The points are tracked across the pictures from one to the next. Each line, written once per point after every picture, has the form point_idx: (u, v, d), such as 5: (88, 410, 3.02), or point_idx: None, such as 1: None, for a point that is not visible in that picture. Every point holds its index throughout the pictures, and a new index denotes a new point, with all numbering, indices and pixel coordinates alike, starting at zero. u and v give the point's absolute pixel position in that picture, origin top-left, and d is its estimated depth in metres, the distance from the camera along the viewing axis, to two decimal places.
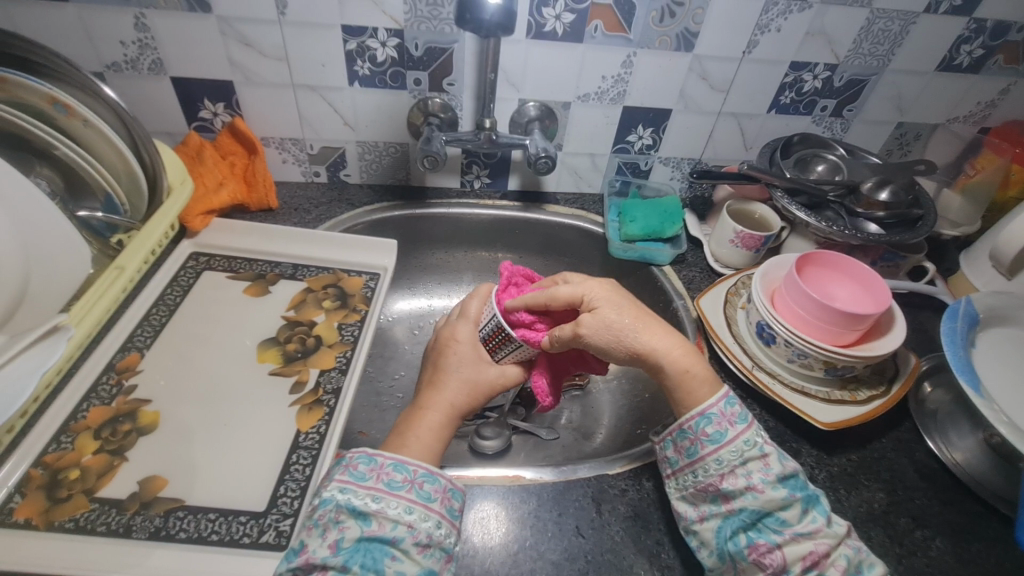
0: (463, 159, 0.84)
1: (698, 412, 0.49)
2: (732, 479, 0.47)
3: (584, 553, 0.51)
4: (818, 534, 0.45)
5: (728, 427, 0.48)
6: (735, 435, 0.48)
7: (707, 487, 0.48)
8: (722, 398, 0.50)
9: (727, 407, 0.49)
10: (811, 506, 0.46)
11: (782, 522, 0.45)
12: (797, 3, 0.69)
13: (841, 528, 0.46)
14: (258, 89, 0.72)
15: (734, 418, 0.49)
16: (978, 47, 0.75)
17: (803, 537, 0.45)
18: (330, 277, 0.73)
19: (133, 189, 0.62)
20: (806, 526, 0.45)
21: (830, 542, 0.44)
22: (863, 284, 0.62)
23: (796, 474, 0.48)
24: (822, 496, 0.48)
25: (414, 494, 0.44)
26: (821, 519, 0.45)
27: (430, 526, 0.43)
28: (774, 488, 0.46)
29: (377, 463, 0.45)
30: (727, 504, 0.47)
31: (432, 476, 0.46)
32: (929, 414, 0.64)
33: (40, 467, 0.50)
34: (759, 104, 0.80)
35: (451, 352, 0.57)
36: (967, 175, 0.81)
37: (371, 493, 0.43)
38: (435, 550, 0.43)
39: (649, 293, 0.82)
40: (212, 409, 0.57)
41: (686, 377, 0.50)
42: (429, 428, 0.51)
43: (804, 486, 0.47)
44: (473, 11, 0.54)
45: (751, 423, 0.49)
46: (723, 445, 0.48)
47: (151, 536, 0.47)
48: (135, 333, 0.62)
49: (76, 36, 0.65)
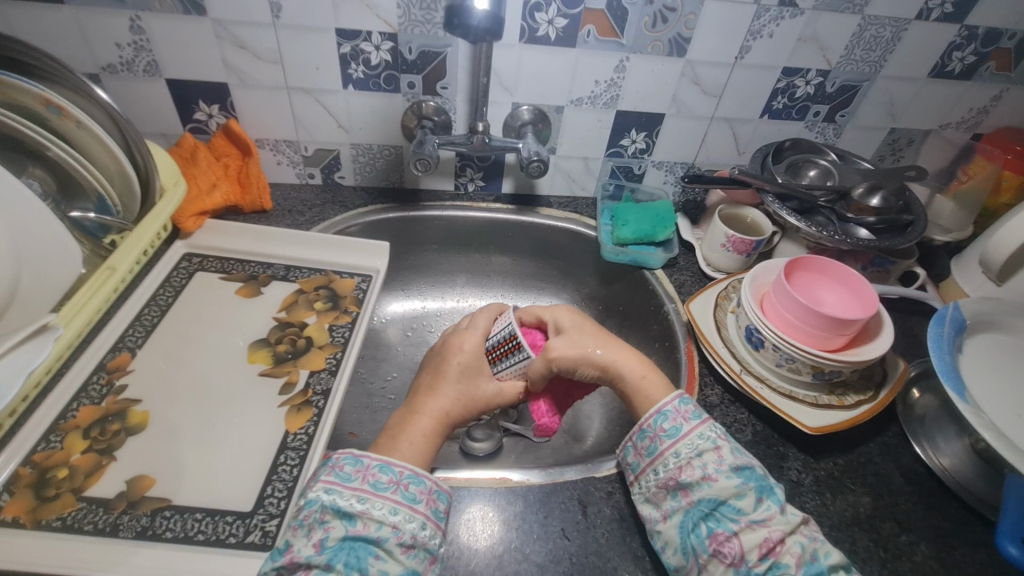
0: (457, 161, 0.84)
1: (657, 409, 0.52)
2: (689, 471, 0.48)
3: (569, 555, 0.51)
4: (772, 521, 0.45)
5: (682, 422, 0.50)
6: (690, 429, 0.50)
7: (667, 482, 0.49)
8: (677, 398, 0.52)
9: (681, 404, 0.52)
10: (766, 495, 0.46)
11: (737, 511, 0.45)
12: (789, 10, 0.69)
13: (797, 516, 0.46)
14: (252, 91, 0.73)
15: (689, 414, 0.51)
16: (970, 54, 0.75)
17: (758, 525, 0.45)
18: (322, 279, 0.73)
19: (126, 190, 0.62)
20: (760, 514, 0.45)
21: (785, 529, 0.44)
22: (850, 289, 0.62)
23: (752, 466, 0.48)
24: (778, 486, 0.48)
25: (399, 495, 0.45)
26: (775, 507, 0.46)
27: (415, 527, 0.44)
28: (728, 476, 0.47)
29: (363, 464, 0.46)
30: (687, 497, 0.48)
31: (418, 478, 0.46)
32: (916, 419, 0.64)
33: (29, 466, 0.50)
34: (751, 109, 0.80)
35: (452, 364, 0.55)
36: (959, 181, 0.81)
37: (357, 493, 0.44)
38: (419, 551, 0.43)
39: (640, 297, 0.82)
40: (201, 409, 0.57)
41: (646, 381, 0.54)
42: (417, 434, 0.50)
43: (760, 477, 0.47)
44: (462, 16, 0.54)
45: (706, 419, 0.51)
46: (678, 439, 0.50)
47: (137, 535, 0.47)
48: (127, 333, 0.63)
49: (72, 38, 0.66)
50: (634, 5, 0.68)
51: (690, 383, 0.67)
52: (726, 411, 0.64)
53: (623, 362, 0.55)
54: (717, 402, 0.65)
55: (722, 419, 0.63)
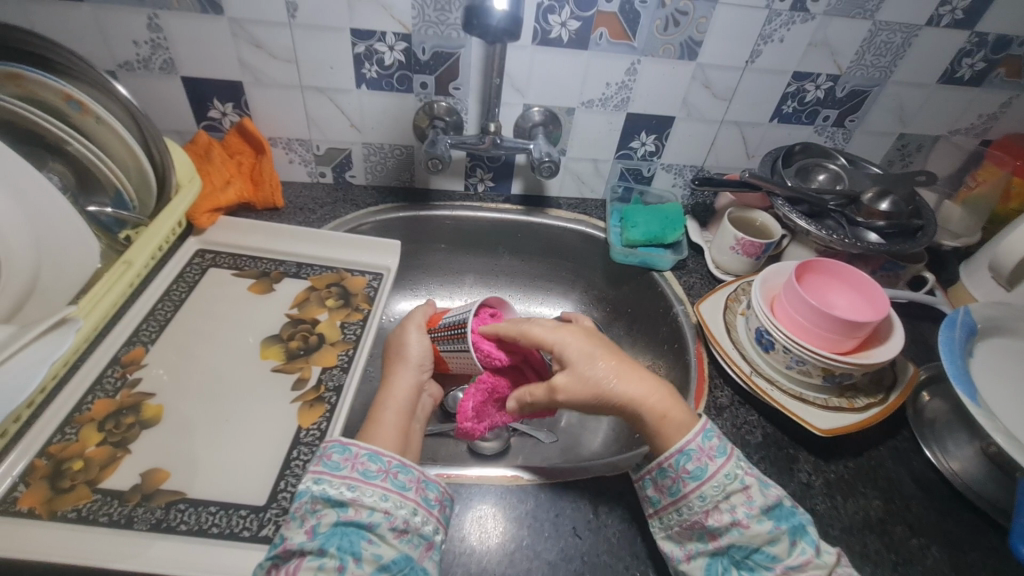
0: (467, 162, 0.85)
1: (678, 448, 0.49)
2: (717, 516, 0.46)
3: (581, 554, 0.51)
4: (808, 566, 0.44)
5: (708, 461, 0.48)
6: (715, 470, 0.47)
7: (692, 524, 0.48)
8: (700, 433, 0.49)
9: (705, 441, 0.49)
10: (800, 536, 0.45)
11: (771, 558, 0.44)
12: (800, 15, 0.70)
13: (830, 555, 0.45)
14: (266, 90, 0.74)
15: (713, 452, 0.48)
16: (980, 60, 0.75)
17: (793, 570, 0.44)
18: (334, 276, 0.74)
19: (143, 185, 0.63)
20: (796, 558, 0.44)
21: (821, 573, 0.44)
22: (862, 292, 0.62)
23: (782, 502, 0.47)
24: (812, 523, 0.47)
25: (389, 483, 0.45)
26: (810, 550, 0.45)
27: (406, 513, 0.44)
28: (759, 521, 0.45)
29: (351, 453, 0.46)
30: (715, 541, 0.46)
31: (406, 467, 0.47)
32: (926, 423, 0.64)
33: (44, 457, 0.51)
34: (761, 113, 0.80)
35: (403, 344, 0.59)
36: (967, 187, 0.82)
37: (345, 481, 0.44)
38: (413, 536, 0.44)
39: (649, 298, 0.82)
40: (214, 403, 0.58)
41: (663, 423, 0.49)
42: (396, 410, 0.53)
43: (791, 514, 0.46)
44: (480, 17, 0.55)
45: (731, 456, 0.48)
46: (705, 480, 0.47)
47: (152, 528, 0.47)
48: (140, 328, 0.63)
49: (90, 35, 0.66)
50: (647, 7, 0.68)
51: (700, 384, 0.67)
52: (736, 413, 0.64)
53: (637, 397, 0.50)
54: (727, 404, 0.65)
55: (732, 420, 0.63)
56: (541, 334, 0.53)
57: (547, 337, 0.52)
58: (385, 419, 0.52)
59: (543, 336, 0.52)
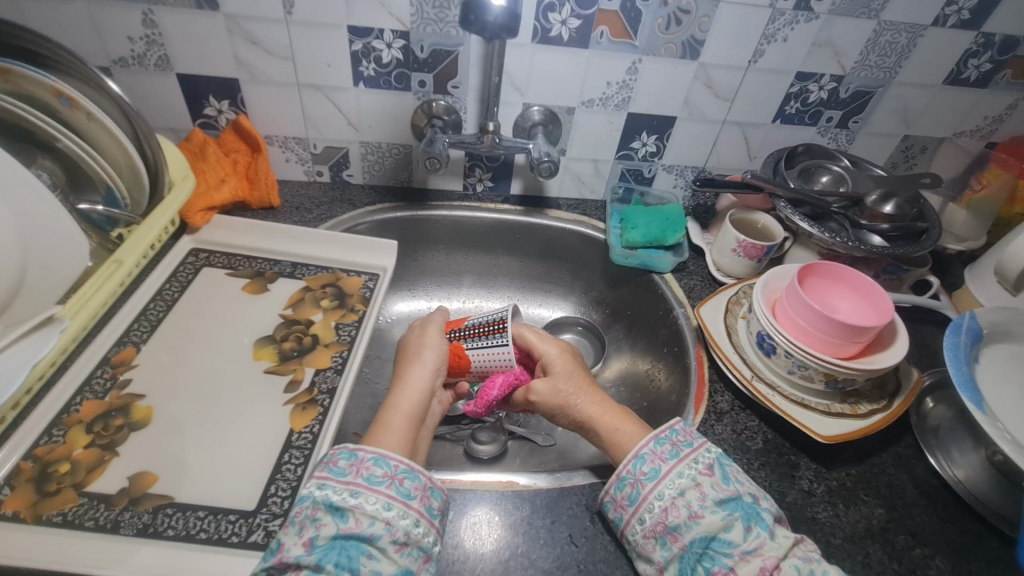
0: (466, 161, 0.84)
1: (635, 453, 0.50)
2: (675, 512, 0.46)
3: (577, 562, 0.50)
4: (764, 550, 0.43)
5: (660, 464, 0.49)
6: (668, 470, 0.48)
7: (654, 529, 0.47)
8: (651, 440, 0.51)
9: (657, 446, 0.50)
10: (754, 522, 0.44)
11: (728, 545, 0.43)
12: (804, 14, 0.69)
13: (789, 539, 0.44)
14: (263, 87, 0.73)
15: (665, 454, 0.49)
16: (986, 61, 0.74)
17: (750, 555, 0.43)
18: (329, 276, 0.73)
19: (136, 183, 0.62)
20: (751, 543, 0.43)
21: (778, 555, 0.43)
22: (864, 297, 0.61)
23: (737, 496, 0.46)
24: (768, 512, 0.46)
25: (393, 490, 0.44)
26: (765, 533, 0.44)
27: (408, 524, 0.43)
28: (713, 511, 0.45)
29: (357, 458, 0.45)
30: (677, 542, 0.45)
31: (413, 473, 0.46)
32: (930, 430, 0.63)
33: (30, 460, 0.50)
34: (764, 113, 0.79)
35: (421, 347, 0.58)
36: (972, 190, 0.80)
37: (349, 488, 0.43)
38: (412, 549, 0.43)
39: (649, 301, 0.81)
40: (205, 405, 0.57)
41: (621, 432, 0.53)
42: (405, 412, 0.52)
43: (747, 504, 0.46)
44: (478, 13, 0.54)
45: (683, 457, 0.49)
46: (659, 481, 0.48)
47: (139, 533, 0.46)
48: (132, 328, 0.62)
49: (83, 30, 0.66)
50: (648, 6, 0.67)
51: (700, 389, 0.66)
52: (736, 418, 0.63)
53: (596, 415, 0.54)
54: (727, 409, 0.64)
55: (733, 426, 0.62)
56: (532, 340, 0.59)
57: (537, 344, 0.59)
58: (393, 421, 0.50)
59: (533, 343, 0.59)
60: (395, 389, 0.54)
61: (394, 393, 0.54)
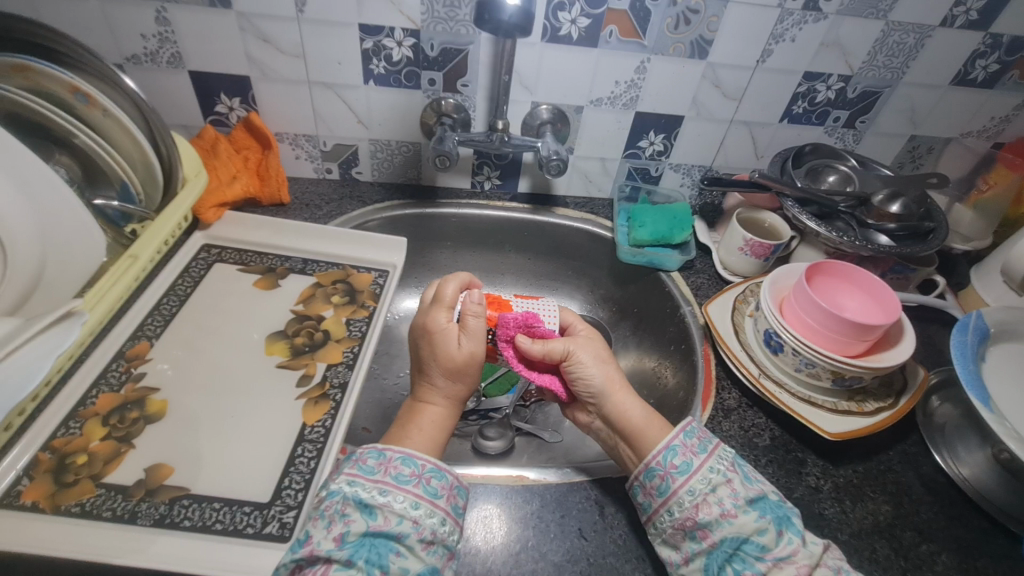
0: (474, 159, 0.84)
1: (664, 444, 0.50)
2: (706, 509, 0.46)
3: (586, 556, 0.50)
4: (797, 556, 0.43)
5: (692, 457, 0.49)
6: (700, 464, 0.49)
7: (683, 523, 0.47)
8: (681, 431, 0.51)
9: (688, 438, 0.51)
10: (785, 527, 0.45)
11: (760, 548, 0.44)
12: (812, 14, 0.69)
13: (818, 546, 0.45)
14: (274, 85, 0.73)
15: (696, 448, 0.50)
16: (993, 62, 0.74)
17: (783, 562, 0.43)
18: (340, 273, 0.73)
19: (150, 180, 0.63)
20: (784, 549, 0.44)
21: (809, 563, 0.43)
22: (872, 295, 0.62)
23: (766, 496, 0.47)
24: (797, 515, 0.47)
25: (421, 489, 0.45)
26: (796, 540, 0.44)
27: (434, 522, 0.44)
28: (745, 511, 0.46)
29: (385, 457, 0.46)
30: (707, 538, 0.46)
31: (440, 472, 0.46)
32: (936, 428, 0.63)
33: (48, 451, 0.50)
34: (772, 113, 0.80)
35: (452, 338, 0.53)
36: (979, 190, 0.80)
37: (378, 486, 0.44)
38: (438, 547, 0.44)
39: (656, 298, 0.82)
40: (218, 399, 0.57)
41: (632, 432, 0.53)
42: (432, 418, 0.53)
43: (776, 507, 0.46)
44: (492, 12, 0.54)
45: (713, 452, 0.50)
46: (691, 475, 0.48)
47: (156, 524, 0.47)
48: (146, 322, 0.63)
49: (97, 28, 0.66)
50: (657, 6, 0.68)
51: (707, 386, 0.66)
52: (744, 415, 0.64)
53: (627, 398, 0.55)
54: (735, 406, 0.65)
55: (740, 423, 0.63)
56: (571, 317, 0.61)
57: (579, 320, 0.60)
58: (422, 425, 0.52)
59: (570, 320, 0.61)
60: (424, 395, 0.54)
61: (423, 399, 0.54)
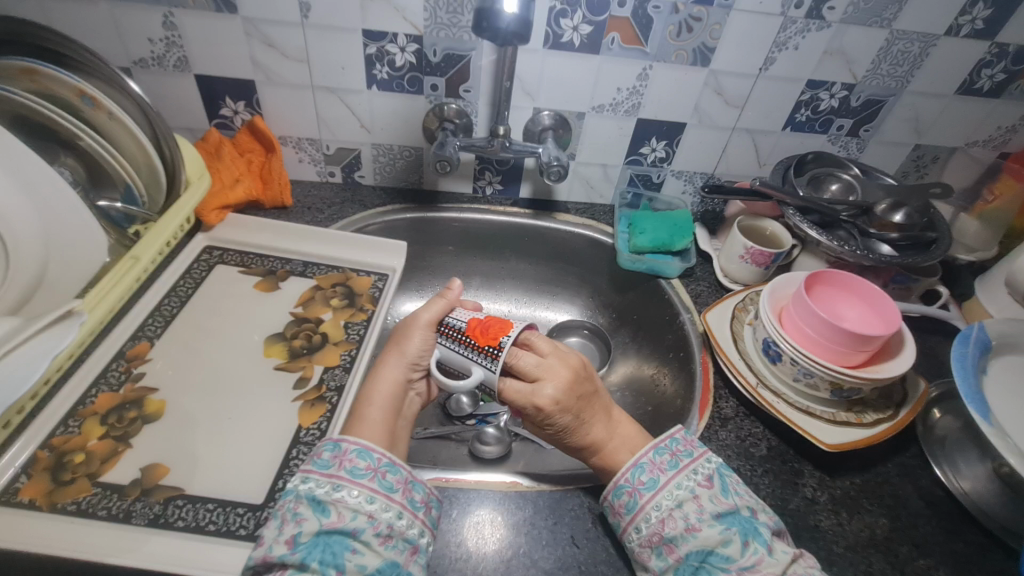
0: (476, 165, 0.85)
1: (632, 462, 0.51)
2: (671, 524, 0.47)
3: (578, 563, 0.50)
4: (762, 565, 0.44)
5: (659, 474, 0.50)
6: (667, 481, 0.49)
7: (651, 539, 0.47)
8: (650, 449, 0.52)
9: (655, 456, 0.51)
10: (751, 537, 0.46)
11: (726, 559, 0.45)
12: (816, 23, 0.69)
13: (787, 554, 0.45)
14: (278, 89, 0.74)
15: (664, 465, 0.51)
16: (999, 71, 0.74)
17: (747, 571, 0.44)
18: (339, 276, 0.74)
19: (154, 181, 0.64)
20: (748, 558, 0.44)
21: (776, 571, 0.44)
22: (872, 306, 0.61)
23: (733, 507, 0.48)
24: (764, 524, 0.47)
25: (376, 484, 0.45)
26: (762, 549, 0.45)
27: (391, 517, 0.44)
28: (710, 525, 0.46)
29: (341, 450, 0.47)
30: (673, 553, 0.46)
31: (395, 467, 0.47)
32: (936, 440, 0.63)
33: (47, 449, 0.51)
34: (774, 121, 0.79)
35: (407, 335, 0.55)
36: (984, 201, 0.80)
37: (332, 481, 0.44)
38: (398, 542, 0.44)
39: (656, 305, 0.82)
40: (215, 398, 0.58)
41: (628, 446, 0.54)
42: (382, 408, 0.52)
43: (742, 517, 0.47)
44: (491, 20, 0.55)
45: (682, 468, 0.50)
46: (657, 491, 0.49)
47: (150, 523, 0.47)
48: (146, 323, 0.64)
49: (106, 32, 0.67)
50: (660, 13, 0.68)
51: (704, 396, 0.66)
52: (741, 424, 0.63)
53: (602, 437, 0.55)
54: (732, 415, 0.64)
55: (737, 432, 0.62)
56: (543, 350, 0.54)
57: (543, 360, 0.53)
58: (383, 421, 0.51)
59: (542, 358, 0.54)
60: (374, 378, 0.54)
61: (373, 383, 0.54)
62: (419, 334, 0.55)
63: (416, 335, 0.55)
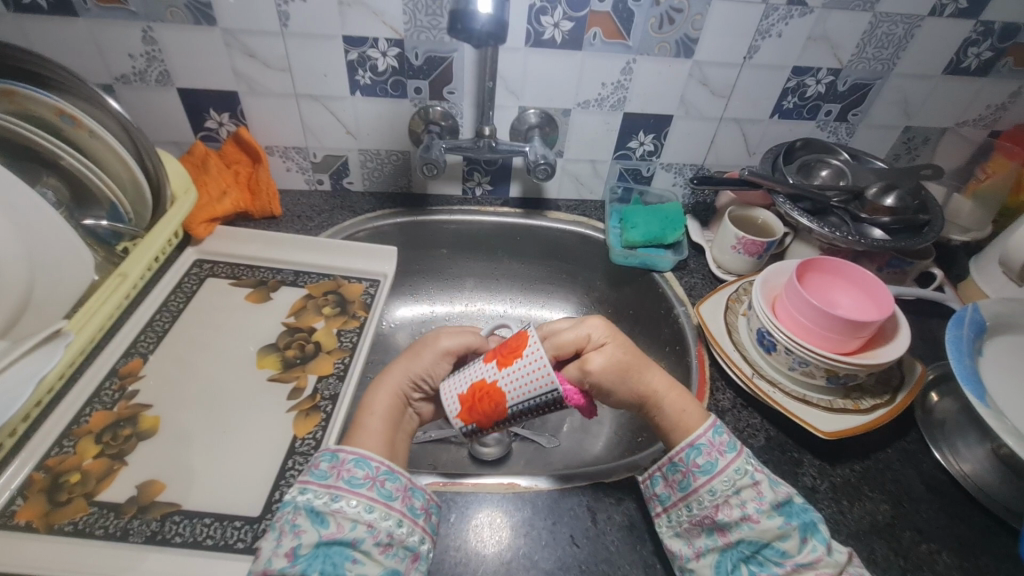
0: (464, 166, 0.84)
1: (688, 442, 0.50)
2: (727, 510, 0.47)
3: (579, 562, 0.50)
4: (818, 564, 0.44)
5: (718, 456, 0.49)
6: (726, 464, 0.49)
7: (702, 520, 0.48)
8: (710, 429, 0.51)
9: (715, 437, 0.50)
10: (810, 533, 0.45)
11: (781, 553, 0.45)
12: (798, 9, 0.68)
13: (841, 554, 0.45)
14: (262, 99, 0.74)
15: (723, 447, 0.50)
16: (986, 49, 0.73)
17: (802, 567, 0.44)
18: (331, 284, 0.74)
19: (139, 199, 0.64)
20: (806, 556, 0.44)
21: (832, 571, 0.44)
22: (865, 292, 0.61)
23: (791, 499, 0.47)
24: (822, 521, 0.47)
25: (375, 492, 0.45)
26: (821, 548, 0.45)
27: (391, 525, 0.44)
28: (769, 517, 0.46)
29: (339, 459, 0.46)
30: (724, 537, 0.47)
31: (394, 475, 0.46)
32: (936, 424, 0.62)
33: (42, 471, 0.51)
34: (761, 109, 0.79)
35: (419, 350, 0.55)
36: (977, 180, 0.79)
37: (330, 491, 0.44)
38: (398, 549, 0.44)
39: (650, 300, 0.81)
40: (209, 412, 0.58)
41: None
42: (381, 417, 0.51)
43: (802, 512, 0.47)
44: (465, 21, 0.54)
45: (741, 451, 0.49)
46: (714, 475, 0.48)
47: (147, 540, 0.47)
48: (138, 340, 0.64)
49: (85, 49, 0.67)
50: (640, 6, 0.68)
51: (701, 388, 0.66)
52: (738, 416, 0.63)
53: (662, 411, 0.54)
54: (729, 407, 0.64)
55: (735, 424, 0.62)
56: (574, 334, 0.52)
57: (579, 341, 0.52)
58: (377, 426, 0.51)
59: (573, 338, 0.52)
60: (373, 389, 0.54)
61: (372, 394, 0.53)
62: (431, 352, 0.55)
63: (428, 352, 0.55)
